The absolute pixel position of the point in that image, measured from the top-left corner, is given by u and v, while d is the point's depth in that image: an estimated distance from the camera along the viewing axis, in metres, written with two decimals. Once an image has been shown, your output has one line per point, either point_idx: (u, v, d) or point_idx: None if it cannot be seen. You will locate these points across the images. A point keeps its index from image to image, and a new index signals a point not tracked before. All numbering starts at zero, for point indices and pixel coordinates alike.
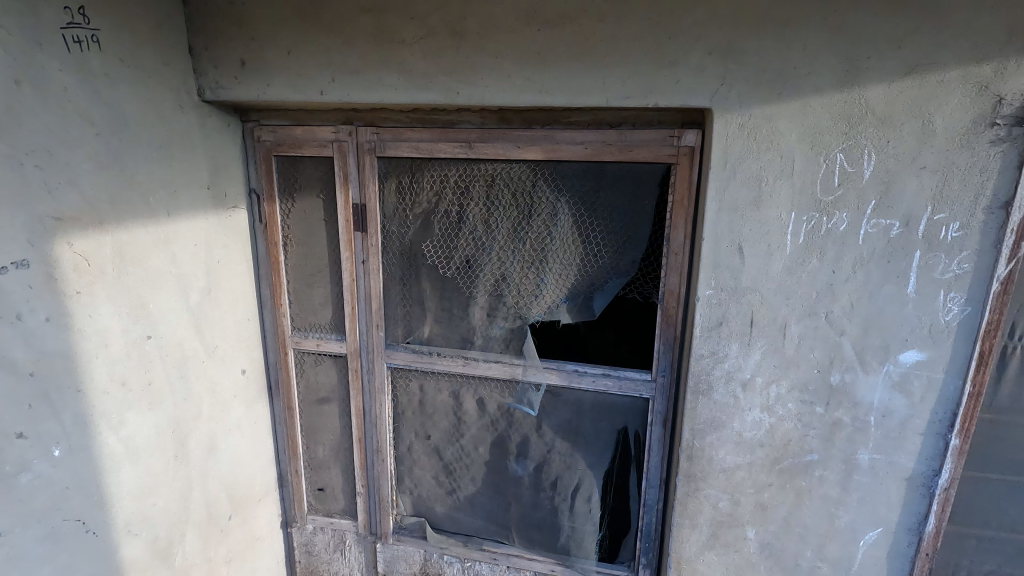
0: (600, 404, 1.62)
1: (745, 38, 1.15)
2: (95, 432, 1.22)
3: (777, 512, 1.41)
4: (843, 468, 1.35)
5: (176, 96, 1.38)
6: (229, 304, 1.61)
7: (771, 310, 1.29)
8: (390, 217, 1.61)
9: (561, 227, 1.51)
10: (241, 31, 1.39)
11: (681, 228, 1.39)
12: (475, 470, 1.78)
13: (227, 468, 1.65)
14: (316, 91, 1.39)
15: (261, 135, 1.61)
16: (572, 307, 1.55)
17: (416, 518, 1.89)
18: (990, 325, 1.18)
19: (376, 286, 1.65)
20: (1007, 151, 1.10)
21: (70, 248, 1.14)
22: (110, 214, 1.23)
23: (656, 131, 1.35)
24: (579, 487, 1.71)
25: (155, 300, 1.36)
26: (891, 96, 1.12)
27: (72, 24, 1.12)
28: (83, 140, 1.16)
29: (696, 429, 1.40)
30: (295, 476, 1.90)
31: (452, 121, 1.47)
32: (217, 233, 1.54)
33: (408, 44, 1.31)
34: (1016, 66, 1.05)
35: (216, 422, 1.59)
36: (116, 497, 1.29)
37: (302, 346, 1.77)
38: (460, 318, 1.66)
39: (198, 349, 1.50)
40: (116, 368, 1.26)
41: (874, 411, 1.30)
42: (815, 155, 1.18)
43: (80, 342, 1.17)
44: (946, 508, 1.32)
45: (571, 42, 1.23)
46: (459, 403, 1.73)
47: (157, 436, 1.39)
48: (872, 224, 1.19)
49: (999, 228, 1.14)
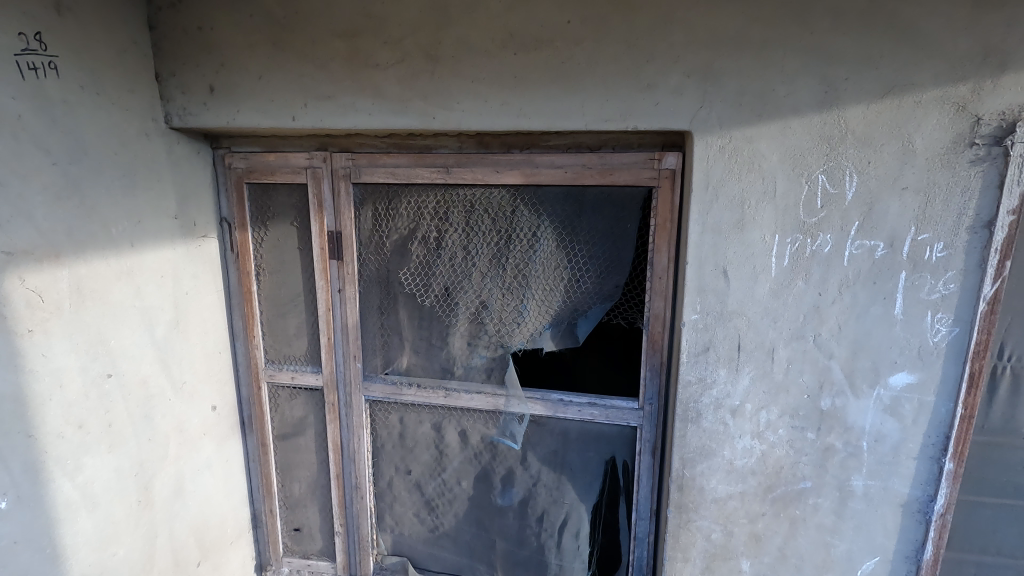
0: (587, 434, 1.56)
1: (722, 60, 1.14)
2: (47, 479, 1.14)
3: (771, 542, 1.36)
4: (838, 495, 1.31)
5: (141, 123, 1.33)
6: (198, 338, 1.54)
7: (758, 335, 1.26)
8: (366, 244, 1.57)
9: (542, 253, 1.47)
10: (210, 56, 1.35)
11: (664, 251, 1.36)
12: (459, 505, 1.71)
13: (196, 510, 1.56)
14: (288, 117, 1.35)
15: (232, 162, 1.57)
16: (556, 333, 1.51)
17: (398, 558, 1.79)
18: (979, 345, 1.16)
19: (354, 316, 1.59)
20: (988, 171, 1.09)
21: (22, 284, 1.08)
22: (67, 247, 1.16)
23: (637, 153, 1.32)
24: (567, 521, 1.64)
25: (117, 336, 1.29)
26: (870, 117, 1.12)
27: (27, 50, 1.07)
28: (38, 169, 1.10)
29: (686, 458, 1.35)
30: (270, 516, 1.81)
31: (429, 146, 1.43)
32: (185, 265, 1.47)
33: (382, 69, 1.28)
34: (992, 86, 1.05)
35: (184, 463, 1.50)
36: (70, 549, 1.20)
37: (276, 379, 1.70)
38: (440, 347, 1.61)
39: (164, 386, 1.43)
40: (73, 409, 1.19)
41: (866, 436, 1.26)
42: (797, 176, 1.17)
43: (31, 384, 1.10)
44: (943, 535, 1.28)
45: (548, 65, 1.21)
46: (442, 436, 1.67)
47: (117, 481, 1.30)
48: (857, 245, 1.18)
49: (983, 247, 1.12)
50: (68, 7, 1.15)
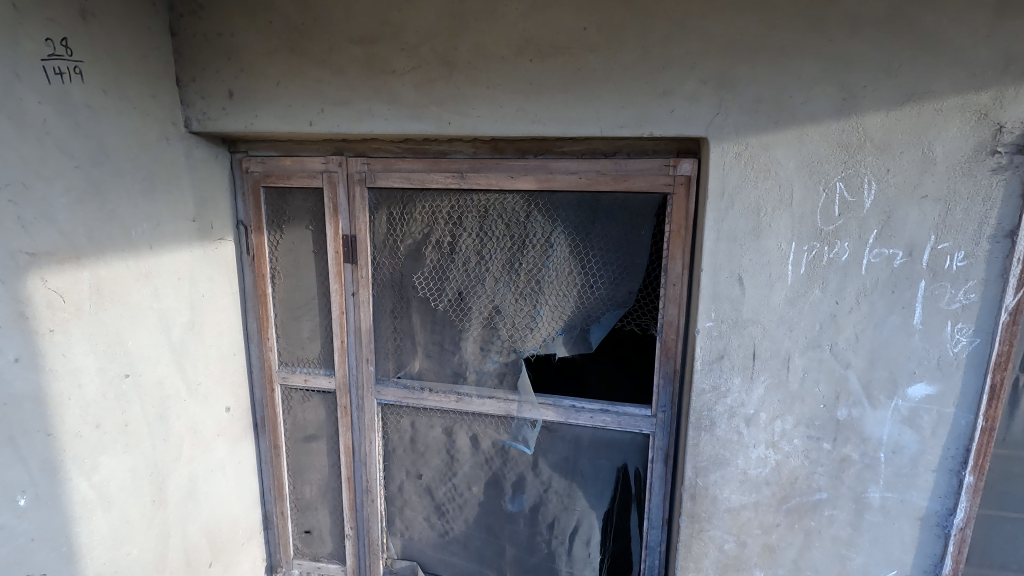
0: (599, 440, 1.56)
1: (739, 67, 1.13)
2: (65, 478, 1.15)
3: (785, 553, 1.34)
4: (854, 507, 1.29)
5: (162, 127, 1.36)
6: (213, 339, 1.55)
7: (774, 343, 1.24)
8: (380, 248, 1.58)
9: (556, 259, 1.47)
10: (229, 62, 1.37)
11: (679, 257, 1.35)
12: (469, 510, 1.71)
13: (209, 511, 1.57)
14: (305, 122, 1.36)
15: (249, 166, 1.58)
16: (568, 339, 1.51)
17: (407, 562, 1.79)
18: (1001, 357, 1.14)
19: (367, 320, 1.60)
20: (1009, 179, 1.08)
21: (44, 285, 1.09)
22: (88, 249, 1.18)
23: (651, 160, 1.32)
24: (577, 528, 1.63)
25: (134, 337, 1.30)
26: (889, 124, 1.11)
27: (53, 56, 1.09)
28: (61, 172, 1.12)
29: (699, 467, 1.34)
30: (281, 518, 1.82)
31: (444, 151, 1.44)
32: (202, 267, 1.49)
33: (398, 75, 1.29)
34: (1015, 94, 1.04)
35: (197, 463, 1.51)
36: (85, 548, 1.21)
37: (289, 381, 1.71)
38: (452, 351, 1.61)
39: (180, 387, 1.44)
40: (91, 409, 1.20)
41: (883, 447, 1.25)
42: (815, 184, 1.16)
43: (51, 384, 1.11)
44: (963, 549, 1.25)
45: (564, 72, 1.21)
46: (452, 440, 1.67)
47: (133, 481, 1.32)
48: (875, 254, 1.16)
49: (1005, 256, 1.11)
50: (93, 14, 1.18)
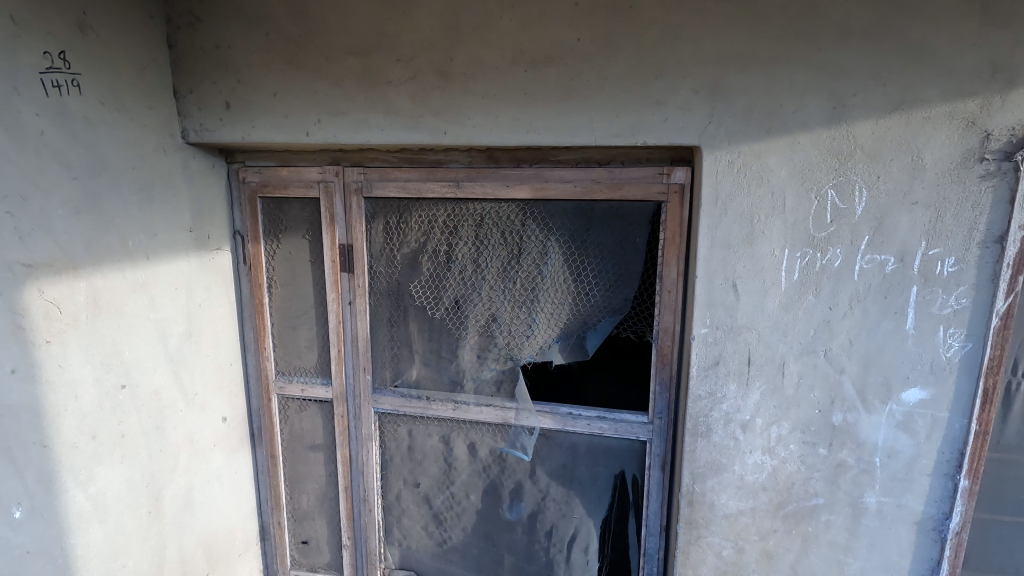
0: (596, 447, 1.56)
1: (731, 76, 1.15)
2: (60, 489, 1.15)
3: (783, 559, 1.35)
4: (851, 512, 1.29)
5: (159, 138, 1.36)
6: (210, 349, 1.55)
7: (769, 348, 1.25)
8: (377, 257, 1.58)
9: (552, 266, 1.48)
10: (226, 74, 1.38)
11: (674, 264, 1.36)
12: (467, 519, 1.71)
13: (206, 522, 1.56)
14: (302, 132, 1.37)
15: (246, 176, 1.59)
16: (565, 347, 1.52)
17: (405, 572, 1.78)
18: (992, 361, 1.15)
19: (365, 328, 1.61)
20: (998, 186, 1.09)
21: (40, 296, 1.10)
22: (85, 260, 1.18)
23: (645, 168, 1.33)
24: (576, 536, 1.63)
25: (131, 347, 1.30)
26: (879, 131, 1.12)
27: (52, 69, 1.10)
28: (59, 185, 1.12)
29: (695, 474, 1.35)
30: (278, 528, 1.81)
31: (440, 160, 1.45)
32: (199, 277, 1.49)
33: (395, 85, 1.30)
34: (1001, 102, 1.06)
35: (194, 474, 1.51)
36: (80, 560, 1.20)
37: (287, 391, 1.71)
38: (450, 359, 1.62)
39: (176, 397, 1.44)
40: (88, 420, 1.20)
41: (879, 452, 1.25)
42: (807, 191, 1.17)
43: (47, 395, 1.11)
44: (959, 553, 1.26)
45: (558, 81, 1.23)
46: (450, 448, 1.67)
47: (129, 491, 1.31)
48: (867, 260, 1.17)
49: (995, 261, 1.12)
50: (91, 27, 1.19)
